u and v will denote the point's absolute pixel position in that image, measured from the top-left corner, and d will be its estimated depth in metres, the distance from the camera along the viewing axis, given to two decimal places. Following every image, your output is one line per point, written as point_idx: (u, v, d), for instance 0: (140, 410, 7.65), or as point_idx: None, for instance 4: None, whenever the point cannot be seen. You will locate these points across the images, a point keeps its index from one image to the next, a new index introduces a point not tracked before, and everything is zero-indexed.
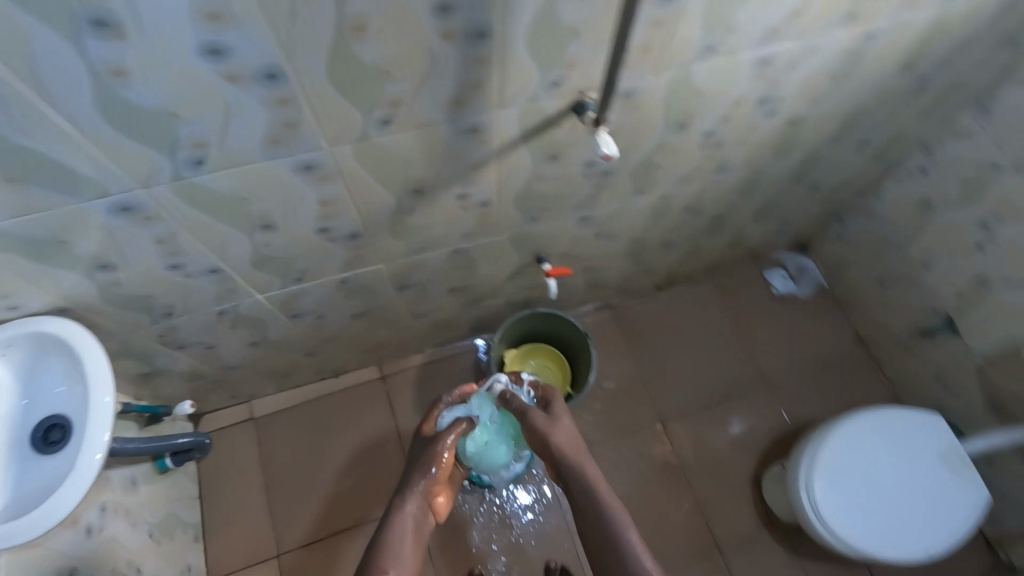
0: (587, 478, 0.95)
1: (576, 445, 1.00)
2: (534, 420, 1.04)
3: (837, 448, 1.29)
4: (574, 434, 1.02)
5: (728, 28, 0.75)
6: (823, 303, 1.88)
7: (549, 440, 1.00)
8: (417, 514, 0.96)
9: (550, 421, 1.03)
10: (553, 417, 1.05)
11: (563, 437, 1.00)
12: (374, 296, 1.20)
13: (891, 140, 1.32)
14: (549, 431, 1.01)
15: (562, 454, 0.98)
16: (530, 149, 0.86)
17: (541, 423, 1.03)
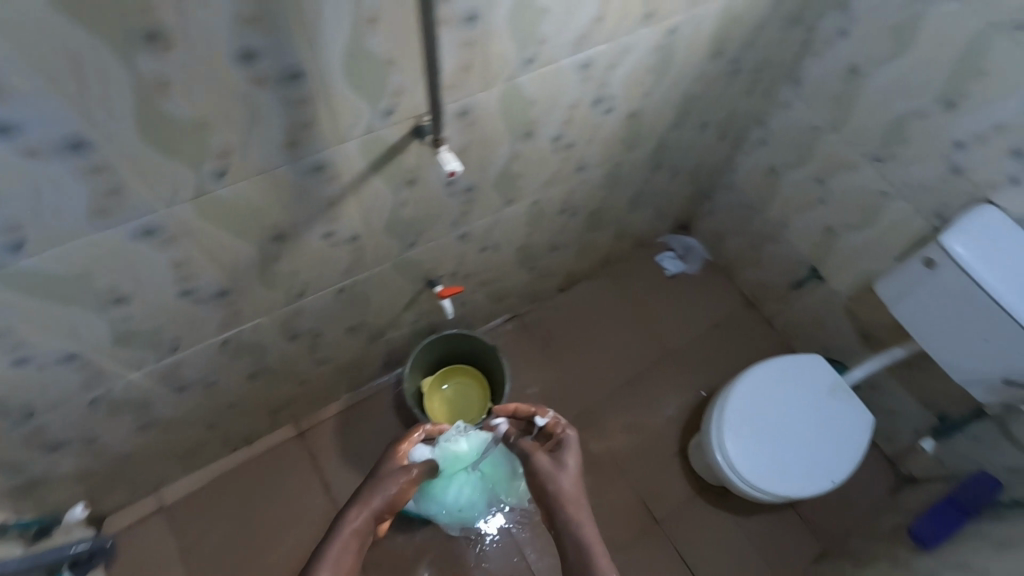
0: (584, 530, 0.84)
1: (578, 493, 0.90)
2: (541, 462, 0.94)
3: (741, 405, 1.39)
4: (578, 481, 0.92)
5: (539, 41, 0.81)
6: (710, 275, 2.03)
7: (549, 487, 0.91)
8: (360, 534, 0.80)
9: (555, 467, 0.93)
10: (562, 462, 0.94)
11: (567, 487, 0.90)
12: (265, 351, 1.17)
13: (728, 119, 1.47)
14: (553, 479, 0.91)
15: (562, 504, 0.88)
16: (383, 178, 0.89)
17: (545, 468, 0.93)
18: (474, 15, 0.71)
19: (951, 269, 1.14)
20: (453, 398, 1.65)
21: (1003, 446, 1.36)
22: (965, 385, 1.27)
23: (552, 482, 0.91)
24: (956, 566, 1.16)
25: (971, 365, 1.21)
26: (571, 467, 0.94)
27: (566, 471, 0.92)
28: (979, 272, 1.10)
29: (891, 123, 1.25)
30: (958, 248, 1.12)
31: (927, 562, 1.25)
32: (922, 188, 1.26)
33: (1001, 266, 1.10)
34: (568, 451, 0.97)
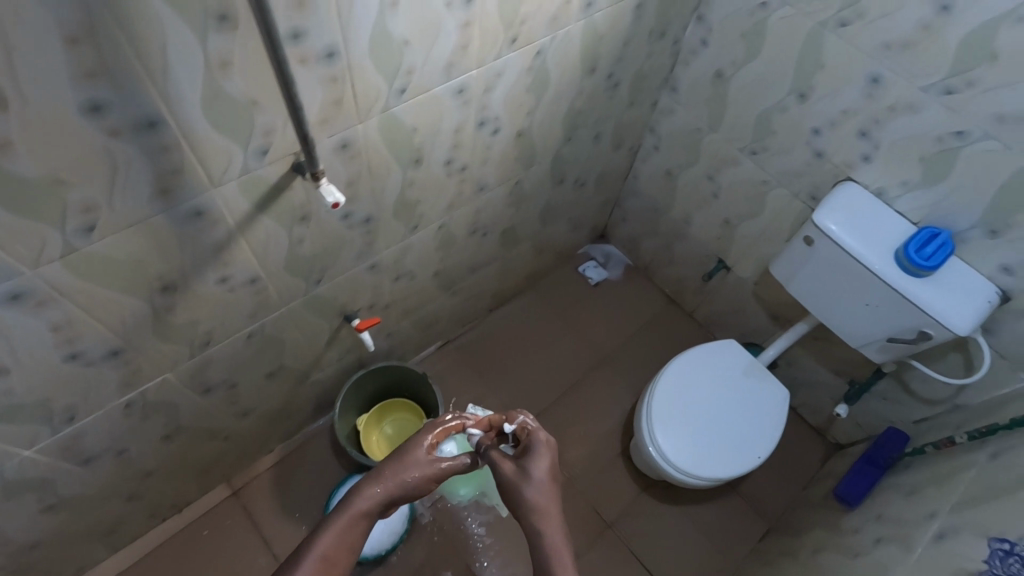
0: (552, 539, 0.83)
1: (549, 500, 0.85)
2: (504, 472, 0.87)
3: (667, 398, 1.44)
4: (547, 490, 0.86)
5: (407, 71, 0.85)
6: (632, 278, 2.11)
7: (516, 497, 0.85)
8: (354, 525, 0.79)
9: (519, 476, 0.87)
10: (527, 470, 0.87)
11: (535, 499, 0.85)
12: (177, 409, 1.13)
13: (619, 130, 1.56)
14: (519, 491, 0.85)
15: (529, 515, 0.84)
16: (273, 217, 0.90)
17: (511, 477, 0.87)
18: (332, 53, 0.74)
19: (827, 244, 1.24)
20: (392, 437, 1.62)
21: (905, 401, 1.47)
22: (861, 349, 1.36)
23: (519, 493, 0.85)
24: (876, 519, 1.24)
25: (861, 330, 1.31)
26: (539, 475, 0.86)
27: (536, 479, 0.86)
28: (849, 243, 1.20)
29: (759, 118, 1.36)
30: (829, 225, 1.22)
31: (853, 520, 1.32)
32: (795, 174, 1.37)
33: (867, 236, 1.21)
34: (538, 454, 0.89)
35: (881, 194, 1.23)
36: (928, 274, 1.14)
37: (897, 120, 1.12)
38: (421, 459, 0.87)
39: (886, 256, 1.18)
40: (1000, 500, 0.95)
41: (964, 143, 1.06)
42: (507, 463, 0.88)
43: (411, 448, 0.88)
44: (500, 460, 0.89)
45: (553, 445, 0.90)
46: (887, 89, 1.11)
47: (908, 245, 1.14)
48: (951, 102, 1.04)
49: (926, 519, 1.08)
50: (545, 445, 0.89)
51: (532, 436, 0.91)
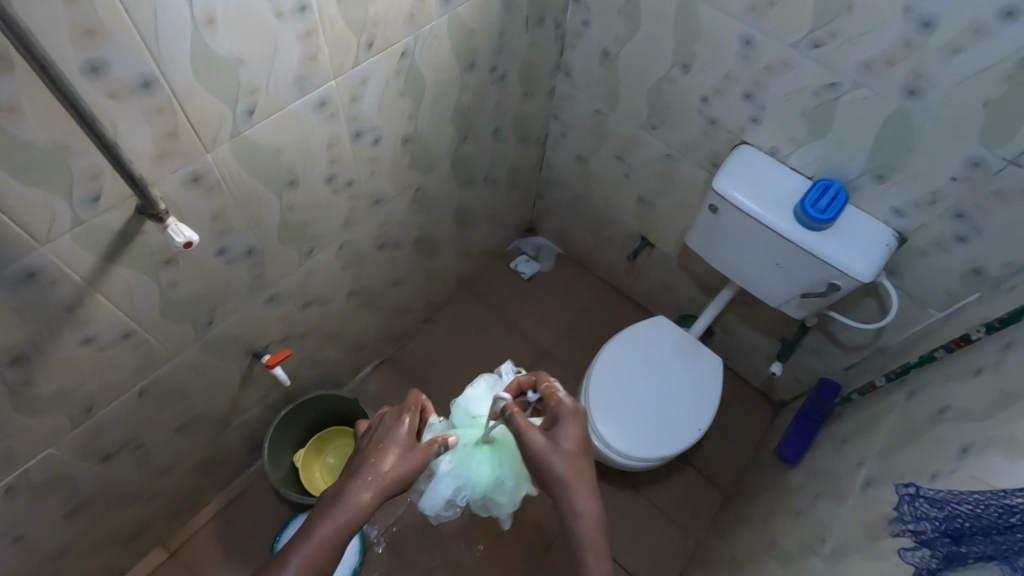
0: (578, 509, 0.84)
1: (575, 471, 0.85)
2: (532, 444, 0.86)
3: (603, 385, 1.43)
4: (575, 460, 0.86)
5: (250, 91, 0.79)
6: (565, 267, 2.10)
7: (544, 467, 0.85)
8: (340, 518, 0.81)
9: (547, 447, 0.85)
10: (557, 443, 0.86)
11: (566, 468, 0.85)
12: (76, 483, 1.04)
13: (520, 121, 1.53)
14: (547, 460, 0.85)
15: (559, 486, 0.85)
16: (130, 266, 0.83)
17: (539, 449, 0.86)
18: (148, 82, 0.67)
19: (730, 210, 1.24)
20: (338, 468, 1.57)
21: (832, 351, 1.49)
22: (782, 308, 1.38)
23: (550, 461, 0.85)
24: (815, 473, 1.25)
25: (777, 289, 1.32)
26: (567, 445, 0.86)
27: (564, 449, 0.86)
28: (750, 207, 1.21)
29: (651, 93, 1.35)
30: (728, 191, 1.22)
31: (796, 477, 1.34)
32: (695, 144, 1.37)
33: (765, 197, 1.21)
34: (565, 424, 0.88)
35: (775, 153, 1.24)
36: (825, 226, 1.16)
37: (776, 79, 1.13)
38: (402, 442, 0.88)
39: (785, 215, 1.19)
40: (916, 440, 0.96)
41: (840, 94, 1.06)
42: (534, 433, 0.86)
43: (398, 437, 0.89)
44: (527, 430, 0.87)
45: (581, 415, 0.89)
46: (760, 49, 1.11)
47: (804, 201, 1.15)
48: (820, 55, 1.04)
49: (857, 467, 1.09)
50: (575, 419, 0.88)
51: (559, 405, 0.89)
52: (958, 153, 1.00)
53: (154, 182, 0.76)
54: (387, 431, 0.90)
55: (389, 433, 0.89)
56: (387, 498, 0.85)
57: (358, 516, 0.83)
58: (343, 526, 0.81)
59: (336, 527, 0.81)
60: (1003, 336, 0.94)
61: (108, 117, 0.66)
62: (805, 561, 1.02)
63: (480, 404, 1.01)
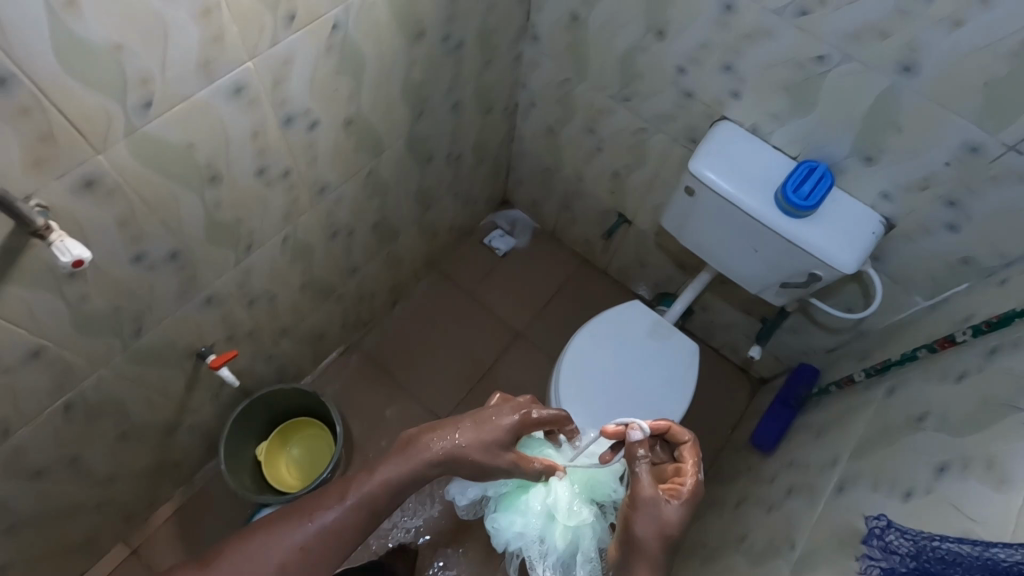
0: None
1: (660, 552, 0.76)
2: (644, 498, 0.77)
3: (574, 375, 1.37)
4: (668, 544, 0.77)
5: (140, 83, 0.68)
6: (540, 242, 2.01)
7: (638, 527, 0.76)
8: (410, 465, 0.84)
9: (657, 508, 0.77)
10: (666, 512, 0.77)
11: (654, 548, 0.76)
12: (6, 503, 0.99)
13: (482, 92, 1.40)
14: (645, 524, 0.76)
15: (637, 555, 0.76)
16: (22, 283, 0.73)
17: (647, 505, 0.77)
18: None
19: (707, 193, 1.15)
20: (303, 460, 1.52)
21: (812, 335, 1.43)
22: (761, 294, 1.31)
23: (650, 526, 0.76)
24: (789, 465, 1.21)
25: (756, 276, 1.25)
26: (671, 524, 0.77)
27: (667, 526, 0.76)
28: (728, 190, 1.11)
29: (623, 61, 1.23)
30: (705, 173, 1.13)
31: (770, 467, 1.30)
32: (669, 118, 1.26)
33: (744, 180, 1.12)
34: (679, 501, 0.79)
35: (756, 130, 1.14)
36: (807, 213, 1.07)
37: (757, 51, 1.01)
38: (494, 427, 0.86)
39: (764, 199, 1.10)
40: (891, 445, 0.91)
41: (826, 67, 0.96)
42: (652, 489, 0.78)
43: (492, 427, 0.86)
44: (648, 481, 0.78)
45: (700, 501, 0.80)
46: (740, 16, 0.99)
47: (786, 185, 1.06)
48: (806, 23, 0.93)
49: (830, 466, 1.04)
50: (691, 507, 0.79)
51: (689, 483, 0.81)
52: (952, 136, 0.91)
53: (33, 191, 0.66)
54: (488, 414, 0.88)
55: (488, 416, 0.87)
56: (454, 469, 0.85)
57: (426, 471, 0.84)
58: (407, 479, 0.83)
59: (405, 469, 0.83)
60: (990, 340, 0.87)
61: None
62: (771, 563, 0.98)
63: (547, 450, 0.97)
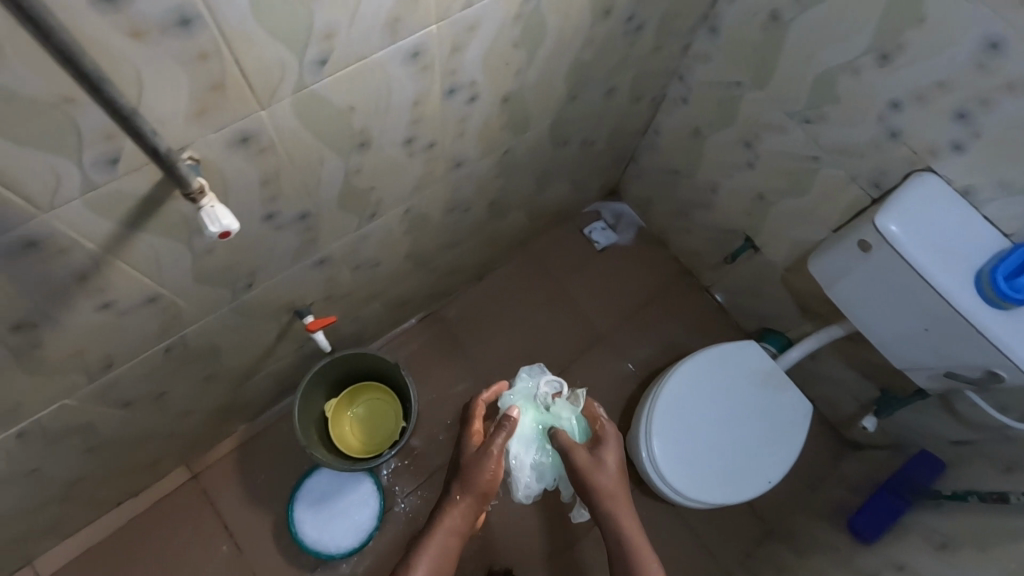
0: (624, 523, 0.98)
1: (620, 487, 1.02)
2: (582, 460, 1.02)
3: (671, 409, 1.25)
4: (617, 476, 1.03)
5: (325, 35, 0.58)
6: (644, 243, 1.87)
7: (593, 480, 1.01)
8: (443, 536, 0.92)
9: (598, 469, 1.02)
10: (599, 457, 1.04)
11: (611, 486, 1.01)
12: (94, 426, 0.98)
13: (639, 80, 1.26)
14: (596, 478, 1.01)
15: (605, 497, 1.00)
16: (156, 233, 0.67)
17: (586, 464, 1.02)
18: (186, 19, 0.47)
19: (886, 253, 0.99)
20: (367, 423, 1.47)
21: (944, 421, 1.27)
22: (906, 372, 1.16)
23: (601, 477, 1.01)
24: (896, 570, 1.08)
25: (911, 355, 1.09)
26: (612, 465, 1.03)
27: (611, 467, 1.03)
28: (920, 258, 0.95)
29: (819, 78, 1.06)
30: (897, 232, 0.96)
31: (866, 559, 1.18)
32: (854, 153, 1.09)
33: (942, 249, 0.95)
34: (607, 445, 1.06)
35: (968, 193, 0.96)
36: (1013, 305, 0.91)
37: (1015, 102, 0.84)
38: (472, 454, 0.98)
39: (962, 277, 0.94)
40: None
41: None
42: (581, 452, 1.03)
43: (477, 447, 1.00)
44: (573, 448, 1.03)
45: (617, 437, 1.08)
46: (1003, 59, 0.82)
47: (998, 269, 0.90)
48: None
49: None
50: (616, 443, 1.05)
51: (605, 430, 1.07)
52: None
53: (189, 143, 0.58)
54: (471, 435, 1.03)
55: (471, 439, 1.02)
56: (473, 517, 0.95)
57: (455, 531, 0.93)
58: (445, 550, 0.91)
59: (439, 538, 0.91)
60: None
61: (129, 64, 0.48)
62: None
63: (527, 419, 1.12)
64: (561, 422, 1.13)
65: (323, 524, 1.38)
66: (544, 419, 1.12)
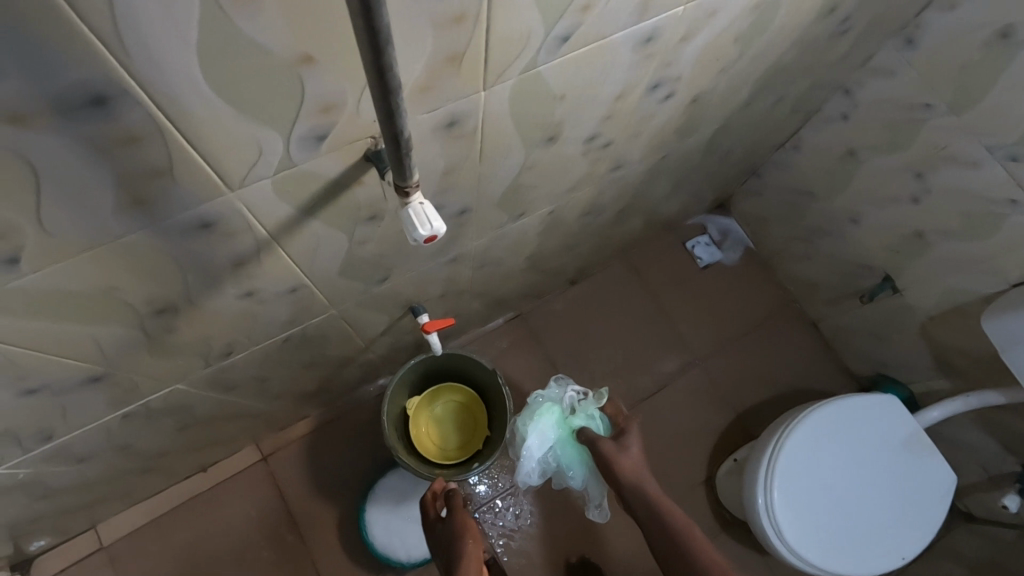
0: (654, 501, 0.96)
1: (643, 472, 1.00)
2: (604, 447, 1.02)
3: (796, 462, 1.12)
4: (639, 459, 1.01)
5: (584, 5, 0.47)
6: (749, 265, 1.73)
7: (617, 464, 1.00)
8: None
9: (622, 453, 1.01)
10: (621, 443, 1.03)
11: (634, 469, 0.99)
12: (193, 408, 0.90)
13: (809, 90, 1.11)
14: (618, 462, 1.00)
15: (630, 478, 0.99)
16: (326, 221, 0.57)
17: (610, 451, 1.01)
18: None
19: None
20: (447, 427, 1.35)
21: None
22: None
23: (626, 463, 1.00)
24: None
25: None
26: (635, 450, 1.02)
27: (634, 451, 1.02)
28: None
29: None
30: None
31: None
32: None
33: None
34: (629, 433, 1.05)
35: None
36: None
37: None
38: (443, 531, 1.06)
39: None
40: None
41: None
42: (604, 440, 1.03)
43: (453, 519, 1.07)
44: (598, 437, 1.03)
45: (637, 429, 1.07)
46: None
47: None
48: None
49: None
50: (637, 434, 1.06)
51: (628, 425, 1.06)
52: None
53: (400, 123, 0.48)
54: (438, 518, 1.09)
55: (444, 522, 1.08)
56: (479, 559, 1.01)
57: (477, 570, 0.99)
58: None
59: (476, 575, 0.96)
60: None
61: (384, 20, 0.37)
62: None
63: (545, 410, 1.12)
64: (588, 420, 1.11)
65: (395, 528, 1.32)
66: (568, 419, 1.11)
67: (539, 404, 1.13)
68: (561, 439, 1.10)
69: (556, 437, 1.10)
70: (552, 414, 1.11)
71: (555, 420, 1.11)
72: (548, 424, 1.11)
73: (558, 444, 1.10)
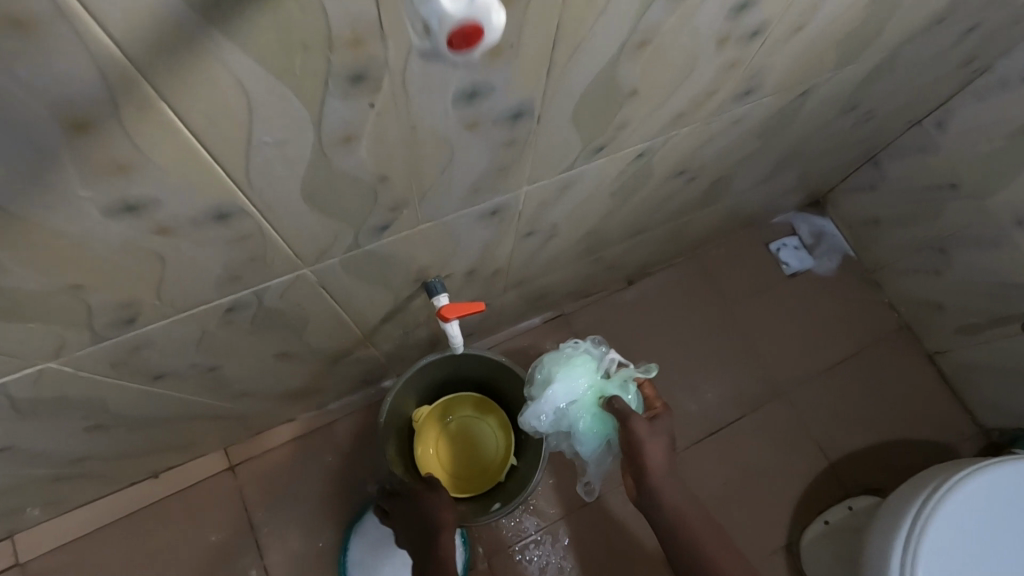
0: (676, 502, 0.78)
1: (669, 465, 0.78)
2: (637, 430, 0.74)
3: (949, 541, 0.78)
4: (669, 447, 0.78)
5: None
6: (847, 277, 1.39)
7: (648, 455, 0.75)
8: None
9: (653, 441, 0.75)
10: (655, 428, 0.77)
11: (662, 462, 0.77)
12: (103, 403, 0.62)
13: (1000, 29, 0.80)
14: (648, 453, 0.75)
15: (655, 474, 0.76)
16: (258, 53, 0.29)
17: (644, 435, 0.75)
18: None
19: None
20: (462, 449, 1.04)
21: None
22: None
23: (655, 452, 0.75)
24: None
25: None
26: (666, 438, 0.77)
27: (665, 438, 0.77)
28: None
29: None
30: None
31: None
32: None
33: None
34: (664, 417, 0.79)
35: None
36: None
37: None
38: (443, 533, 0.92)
39: None
40: None
41: None
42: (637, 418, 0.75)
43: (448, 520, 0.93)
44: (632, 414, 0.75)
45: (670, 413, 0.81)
46: None
47: None
48: None
49: None
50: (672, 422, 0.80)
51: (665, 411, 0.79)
52: None
53: None
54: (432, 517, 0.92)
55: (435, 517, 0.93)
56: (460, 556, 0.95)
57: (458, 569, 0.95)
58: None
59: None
60: None
61: None
62: None
63: (579, 359, 0.78)
64: (626, 394, 0.77)
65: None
66: (603, 382, 0.77)
67: (568, 350, 0.79)
68: (588, 403, 0.76)
69: (583, 395, 0.76)
70: (586, 366, 0.77)
71: (587, 374, 0.76)
72: (576, 375, 0.76)
73: (582, 405, 0.76)
